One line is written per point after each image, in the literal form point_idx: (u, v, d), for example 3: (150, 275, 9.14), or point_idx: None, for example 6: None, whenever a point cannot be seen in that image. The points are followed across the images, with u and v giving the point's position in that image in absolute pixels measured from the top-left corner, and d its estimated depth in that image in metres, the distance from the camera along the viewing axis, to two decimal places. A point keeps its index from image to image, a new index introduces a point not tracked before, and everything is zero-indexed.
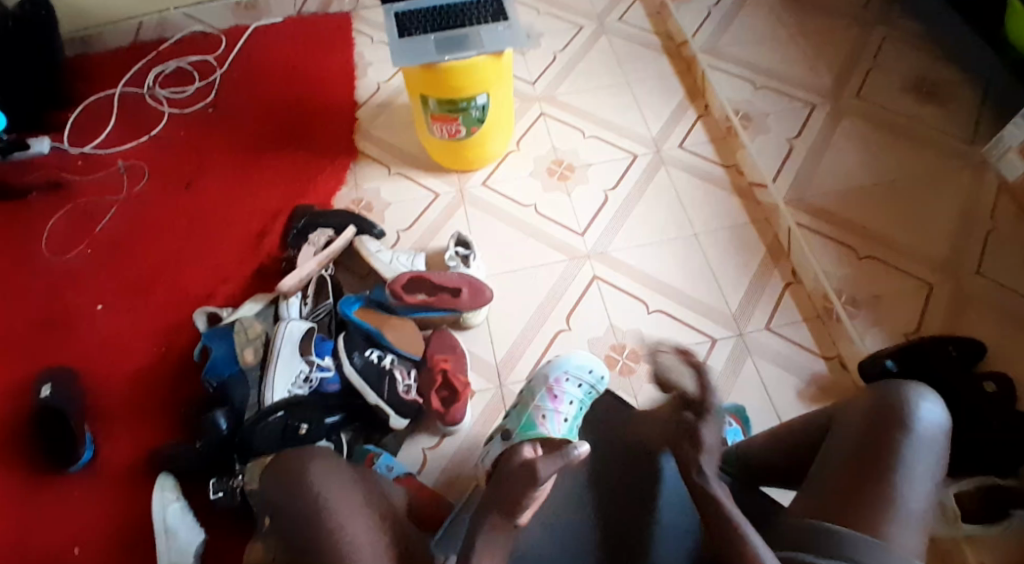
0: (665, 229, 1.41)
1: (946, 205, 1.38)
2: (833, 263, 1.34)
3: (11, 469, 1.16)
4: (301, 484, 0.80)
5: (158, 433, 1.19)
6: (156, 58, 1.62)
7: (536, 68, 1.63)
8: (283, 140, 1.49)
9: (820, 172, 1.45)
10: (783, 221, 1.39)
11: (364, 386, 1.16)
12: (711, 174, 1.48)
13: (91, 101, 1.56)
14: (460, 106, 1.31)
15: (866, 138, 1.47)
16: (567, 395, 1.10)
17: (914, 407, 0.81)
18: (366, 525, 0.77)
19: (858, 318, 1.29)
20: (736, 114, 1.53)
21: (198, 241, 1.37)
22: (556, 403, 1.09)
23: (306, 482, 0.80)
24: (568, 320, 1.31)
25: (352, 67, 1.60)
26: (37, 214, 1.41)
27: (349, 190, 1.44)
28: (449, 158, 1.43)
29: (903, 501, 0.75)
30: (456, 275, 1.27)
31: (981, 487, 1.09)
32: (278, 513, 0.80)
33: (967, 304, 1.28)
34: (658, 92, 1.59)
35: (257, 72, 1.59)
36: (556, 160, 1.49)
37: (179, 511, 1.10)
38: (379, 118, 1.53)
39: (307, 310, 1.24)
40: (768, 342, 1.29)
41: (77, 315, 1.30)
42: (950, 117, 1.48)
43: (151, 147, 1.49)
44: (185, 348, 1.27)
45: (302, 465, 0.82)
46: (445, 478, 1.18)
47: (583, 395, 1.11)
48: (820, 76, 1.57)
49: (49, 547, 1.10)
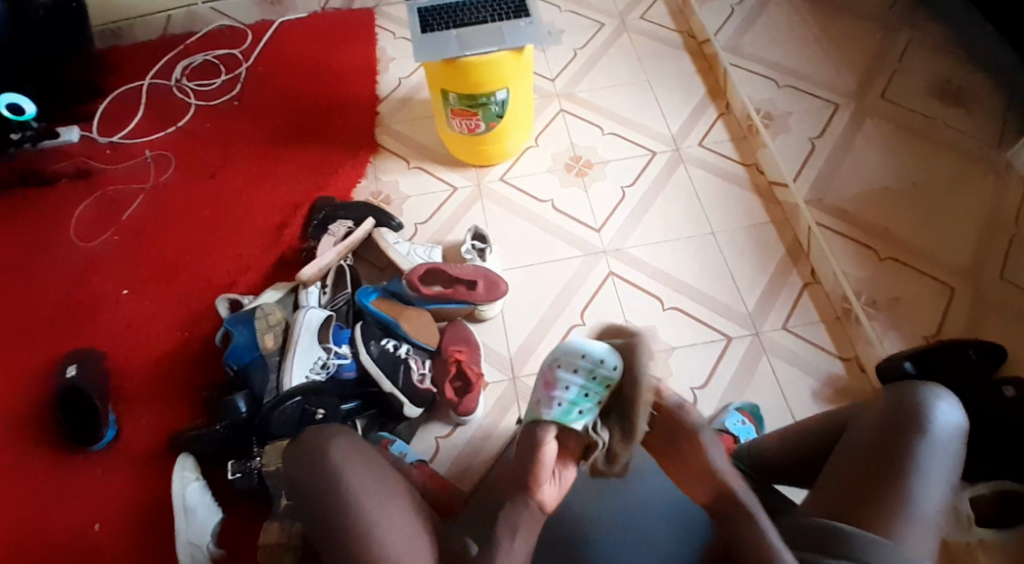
0: (682, 227, 1.41)
1: (970, 208, 1.36)
2: (852, 264, 1.33)
3: (37, 445, 1.21)
4: (320, 459, 0.82)
5: (179, 415, 1.23)
6: (184, 51, 1.66)
7: (556, 65, 1.64)
8: (306, 133, 1.53)
9: (840, 173, 1.44)
10: (803, 221, 1.39)
11: (380, 374, 1.18)
12: (730, 172, 1.48)
13: (120, 92, 1.60)
14: (480, 101, 1.33)
15: (890, 139, 1.46)
16: (564, 381, 0.87)
17: (930, 408, 0.80)
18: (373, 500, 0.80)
19: (877, 319, 1.28)
20: (758, 112, 1.52)
21: (221, 230, 1.41)
22: (550, 391, 0.87)
23: (326, 456, 0.82)
24: (582, 314, 1.32)
25: (375, 63, 1.63)
26: (68, 202, 1.45)
27: (369, 183, 1.46)
28: (468, 153, 1.45)
29: (916, 501, 0.76)
30: (472, 267, 1.29)
31: (997, 491, 1.07)
32: (298, 485, 0.82)
33: (987, 310, 1.26)
34: (679, 91, 1.59)
35: (282, 66, 1.63)
36: (574, 157, 1.50)
37: (199, 489, 1.14)
38: (400, 113, 1.56)
39: (326, 299, 1.27)
40: (782, 342, 1.29)
41: (104, 299, 1.35)
42: (975, 119, 1.46)
43: (178, 138, 1.53)
44: (207, 334, 1.30)
45: (325, 439, 0.84)
46: (457, 468, 1.20)
47: (589, 382, 0.86)
48: (843, 76, 1.56)
49: (74, 520, 1.15)
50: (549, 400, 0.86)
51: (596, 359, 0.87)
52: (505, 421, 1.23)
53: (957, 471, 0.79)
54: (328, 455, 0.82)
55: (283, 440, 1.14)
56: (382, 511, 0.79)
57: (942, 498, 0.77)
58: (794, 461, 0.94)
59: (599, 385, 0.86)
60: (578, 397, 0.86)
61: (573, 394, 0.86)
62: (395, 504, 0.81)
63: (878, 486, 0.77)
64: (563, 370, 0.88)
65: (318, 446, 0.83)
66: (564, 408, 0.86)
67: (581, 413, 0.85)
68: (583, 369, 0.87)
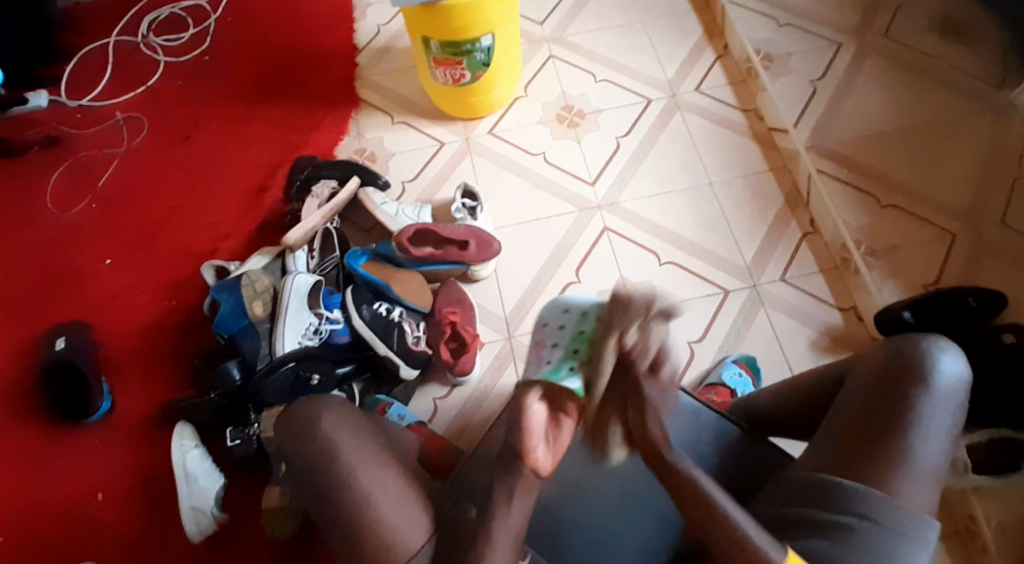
0: (677, 179, 1.37)
1: (975, 149, 1.32)
2: (853, 212, 1.30)
3: (33, 422, 1.20)
4: (311, 431, 0.81)
5: (171, 386, 1.22)
6: (149, 5, 1.58)
7: (544, 8, 1.56)
8: (284, 88, 1.46)
9: (842, 116, 1.39)
10: (803, 169, 1.35)
11: (374, 338, 1.16)
12: (727, 119, 1.43)
13: (86, 52, 1.53)
14: (464, 49, 1.26)
15: (893, 80, 1.40)
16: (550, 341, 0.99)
17: (933, 359, 0.79)
18: None
19: (876, 268, 1.26)
20: (757, 54, 1.45)
21: (201, 194, 1.37)
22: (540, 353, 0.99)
23: (316, 428, 0.81)
24: (577, 272, 1.29)
25: (352, 10, 1.55)
26: (43, 170, 1.41)
27: (352, 140, 1.41)
28: (455, 105, 1.40)
29: (916, 453, 0.75)
30: (462, 227, 1.25)
31: (993, 439, 1.08)
32: (291, 457, 0.82)
33: (988, 255, 1.23)
34: (673, 33, 1.52)
35: (255, 16, 1.55)
36: (565, 107, 1.45)
37: (199, 457, 1.13)
38: (381, 64, 1.49)
39: (314, 264, 1.25)
40: (780, 293, 1.27)
41: (89, 269, 1.32)
42: (984, 53, 1.39)
43: (150, 99, 1.47)
44: (195, 303, 1.28)
45: (315, 411, 0.83)
46: (455, 428, 1.20)
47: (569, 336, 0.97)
48: (845, 13, 1.49)
49: (75, 495, 1.15)
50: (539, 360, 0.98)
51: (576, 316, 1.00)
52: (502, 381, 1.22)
53: (958, 423, 0.78)
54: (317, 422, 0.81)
55: (278, 406, 1.12)
56: (381, 476, 0.78)
57: (942, 448, 0.76)
58: (793, 418, 0.94)
59: (583, 338, 0.95)
60: (567, 353, 0.95)
61: (562, 352, 0.95)
62: (384, 461, 0.81)
63: (878, 437, 0.76)
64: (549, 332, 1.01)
65: (309, 416, 0.82)
66: (555, 367, 0.93)
67: (570, 370, 0.91)
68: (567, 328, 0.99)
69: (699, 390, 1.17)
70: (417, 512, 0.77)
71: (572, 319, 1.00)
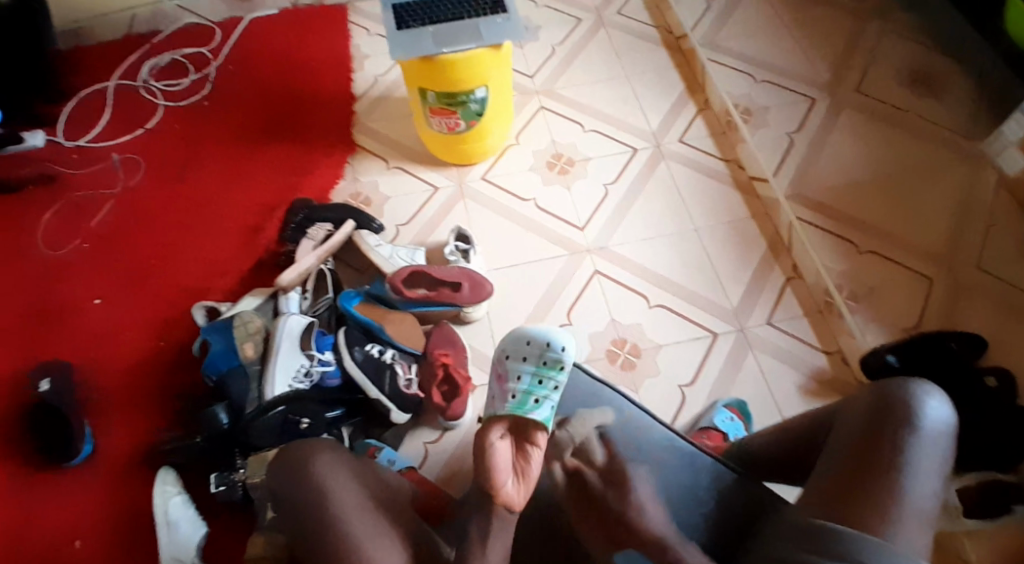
0: (666, 224, 1.41)
1: (946, 200, 1.38)
2: (833, 258, 1.34)
3: (9, 463, 1.16)
4: (306, 470, 0.80)
5: (156, 427, 1.19)
6: (150, 50, 1.60)
7: (534, 62, 1.62)
8: (281, 133, 1.49)
9: (820, 167, 1.44)
10: (784, 217, 1.39)
11: (365, 380, 1.15)
12: (713, 169, 1.48)
13: (85, 94, 1.54)
14: (460, 99, 1.30)
15: (865, 134, 1.47)
16: (513, 372, 0.95)
17: (920, 403, 0.81)
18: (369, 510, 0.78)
19: (858, 314, 1.29)
20: (737, 108, 1.52)
21: (193, 235, 1.37)
22: (502, 384, 0.95)
23: (310, 468, 0.80)
24: (568, 314, 1.31)
25: (349, 60, 1.60)
26: (33, 208, 1.40)
27: (347, 184, 1.43)
28: (448, 152, 1.43)
29: (908, 496, 0.76)
30: (456, 269, 1.27)
31: (981, 482, 1.09)
32: (282, 500, 0.80)
33: (963, 300, 1.27)
34: (659, 87, 1.59)
35: (253, 64, 1.58)
36: (555, 154, 1.49)
37: (181, 504, 1.09)
38: (376, 111, 1.53)
39: (307, 305, 1.25)
40: (768, 336, 1.30)
41: (74, 309, 1.29)
42: (950, 111, 1.47)
43: (147, 141, 1.48)
44: (184, 343, 1.26)
45: (308, 451, 0.82)
46: (446, 472, 1.18)
47: (536, 367, 0.95)
48: (820, 69, 1.57)
49: (49, 541, 1.10)
50: (502, 393, 0.93)
51: (542, 344, 0.97)
52: None
53: (947, 467, 0.79)
54: (311, 467, 0.79)
55: (268, 451, 1.10)
56: (372, 520, 0.77)
57: (933, 492, 0.77)
58: (790, 457, 0.94)
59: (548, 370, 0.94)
60: (530, 384, 0.93)
61: (525, 384, 0.93)
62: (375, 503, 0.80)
63: (870, 481, 0.77)
64: (512, 361, 0.97)
65: (303, 458, 0.80)
66: (520, 400, 0.91)
67: (537, 400, 0.91)
68: (531, 356, 0.96)
69: (692, 434, 1.18)
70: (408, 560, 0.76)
71: (535, 350, 0.97)
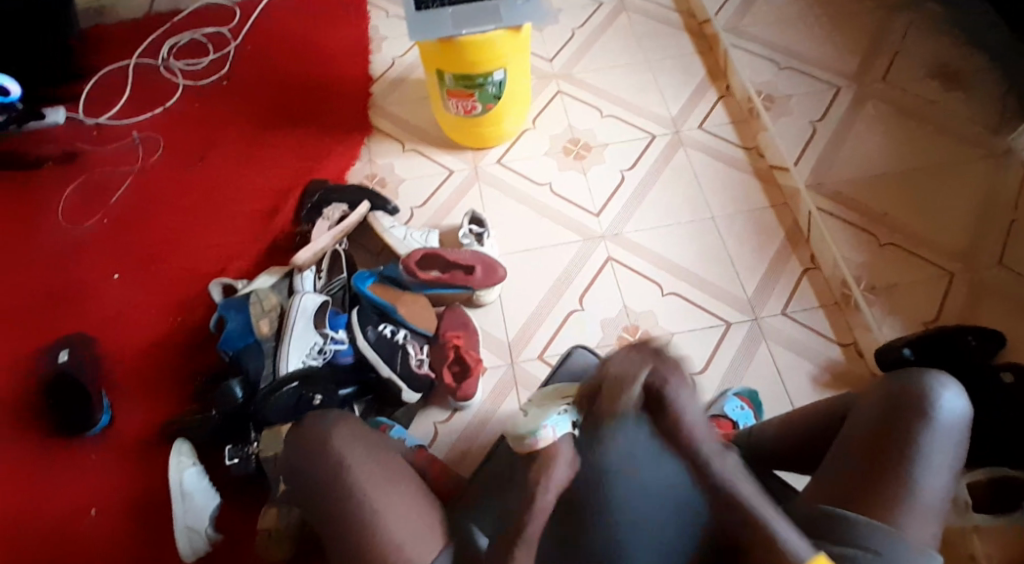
0: (682, 212, 1.40)
1: (971, 193, 1.35)
2: (852, 250, 1.32)
3: (31, 433, 1.20)
4: (321, 443, 0.81)
5: (172, 401, 1.22)
6: (171, 30, 1.62)
7: (553, 46, 1.61)
8: (300, 114, 1.50)
9: (843, 157, 1.42)
10: (803, 206, 1.37)
11: (378, 359, 1.17)
12: (731, 157, 1.46)
13: (107, 72, 1.56)
14: (476, 82, 1.30)
15: (889, 125, 1.44)
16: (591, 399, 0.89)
17: (936, 394, 0.79)
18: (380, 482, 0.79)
19: (876, 305, 1.27)
20: (759, 95, 1.50)
21: (211, 214, 1.39)
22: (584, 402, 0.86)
23: (325, 440, 0.81)
24: (580, 299, 1.31)
25: (367, 42, 1.60)
26: (57, 184, 1.43)
27: (363, 165, 1.44)
28: (464, 135, 1.43)
29: (919, 489, 0.75)
30: (470, 253, 1.27)
31: (993, 478, 1.07)
32: (297, 469, 0.81)
33: (984, 296, 1.26)
34: (678, 73, 1.57)
35: (273, 45, 1.59)
36: (571, 140, 1.48)
37: (196, 475, 1.11)
38: (394, 94, 1.53)
39: (321, 284, 1.25)
40: (782, 328, 1.28)
41: (94, 284, 1.32)
42: (979, 101, 1.44)
43: (167, 119, 1.50)
44: (201, 320, 1.29)
45: (325, 423, 0.83)
46: (455, 453, 1.19)
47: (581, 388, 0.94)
48: (845, 57, 1.54)
49: (68, 509, 1.14)
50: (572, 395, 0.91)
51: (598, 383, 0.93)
52: (502, 407, 1.22)
53: (959, 461, 0.78)
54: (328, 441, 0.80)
55: (282, 426, 1.11)
56: (384, 491, 0.78)
57: (943, 485, 0.76)
58: (800, 447, 0.93)
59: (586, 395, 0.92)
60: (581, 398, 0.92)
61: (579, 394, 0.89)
62: (390, 476, 0.80)
63: (880, 472, 0.77)
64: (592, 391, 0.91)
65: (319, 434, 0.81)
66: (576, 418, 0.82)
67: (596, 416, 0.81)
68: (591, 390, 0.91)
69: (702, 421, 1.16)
70: (415, 536, 0.76)
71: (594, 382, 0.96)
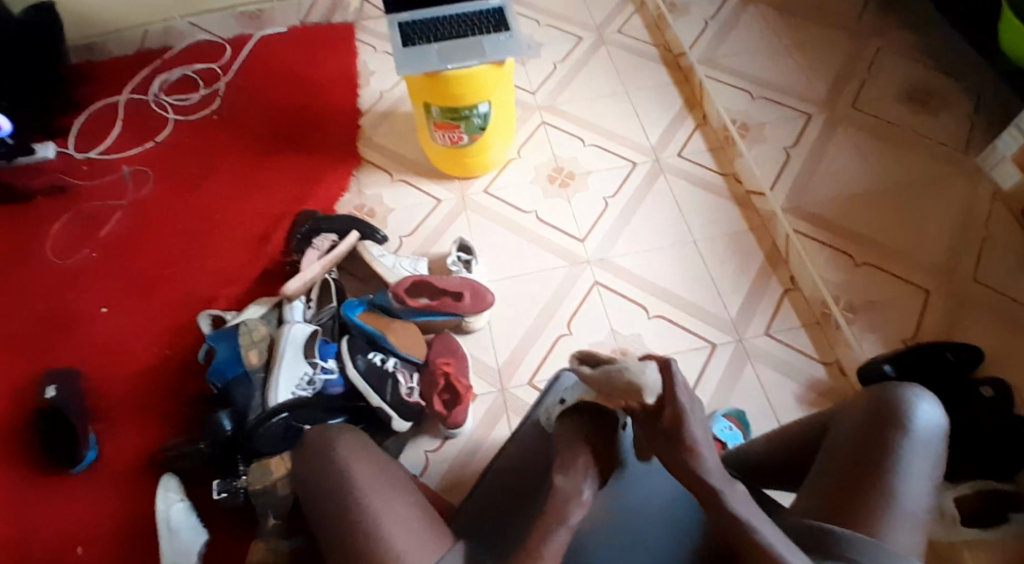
0: (666, 236, 1.43)
1: (942, 212, 1.40)
2: (830, 270, 1.36)
3: (15, 469, 1.17)
4: (328, 459, 0.81)
5: (161, 433, 1.20)
6: (161, 66, 1.64)
7: (536, 78, 1.65)
8: (288, 146, 1.52)
9: (817, 180, 1.47)
10: (781, 228, 1.41)
11: (368, 389, 1.16)
12: (711, 182, 1.50)
13: (96, 106, 1.58)
14: (463, 114, 1.33)
15: (862, 149, 1.49)
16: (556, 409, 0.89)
17: (912, 407, 0.82)
18: (383, 487, 0.79)
19: (856, 324, 1.30)
20: (734, 123, 1.55)
21: (200, 245, 1.39)
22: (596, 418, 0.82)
23: (332, 455, 0.81)
24: (568, 324, 1.32)
25: (355, 76, 1.63)
26: (43, 219, 1.42)
27: (352, 196, 1.46)
28: (450, 164, 1.45)
29: (901, 500, 0.77)
30: (458, 279, 1.28)
31: (981, 491, 1.10)
32: (302, 485, 0.82)
33: (963, 311, 1.29)
34: (658, 102, 1.62)
35: (262, 79, 1.62)
36: (556, 168, 1.51)
37: (183, 510, 1.10)
38: (382, 126, 1.56)
39: (311, 314, 1.26)
40: (767, 348, 1.31)
41: (82, 316, 1.32)
42: (945, 126, 1.50)
43: (156, 153, 1.51)
44: (190, 350, 1.28)
45: (329, 439, 0.83)
46: (446, 481, 1.19)
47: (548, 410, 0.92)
48: (816, 86, 1.60)
49: (52, 546, 1.11)
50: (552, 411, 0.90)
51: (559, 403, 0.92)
52: (494, 433, 1.22)
53: (938, 469, 0.80)
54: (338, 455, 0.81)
55: (270, 458, 1.11)
56: (393, 505, 0.77)
57: (924, 497, 0.78)
58: (785, 458, 0.94)
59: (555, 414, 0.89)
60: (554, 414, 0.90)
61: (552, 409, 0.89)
62: (402, 493, 0.79)
63: (862, 482, 0.78)
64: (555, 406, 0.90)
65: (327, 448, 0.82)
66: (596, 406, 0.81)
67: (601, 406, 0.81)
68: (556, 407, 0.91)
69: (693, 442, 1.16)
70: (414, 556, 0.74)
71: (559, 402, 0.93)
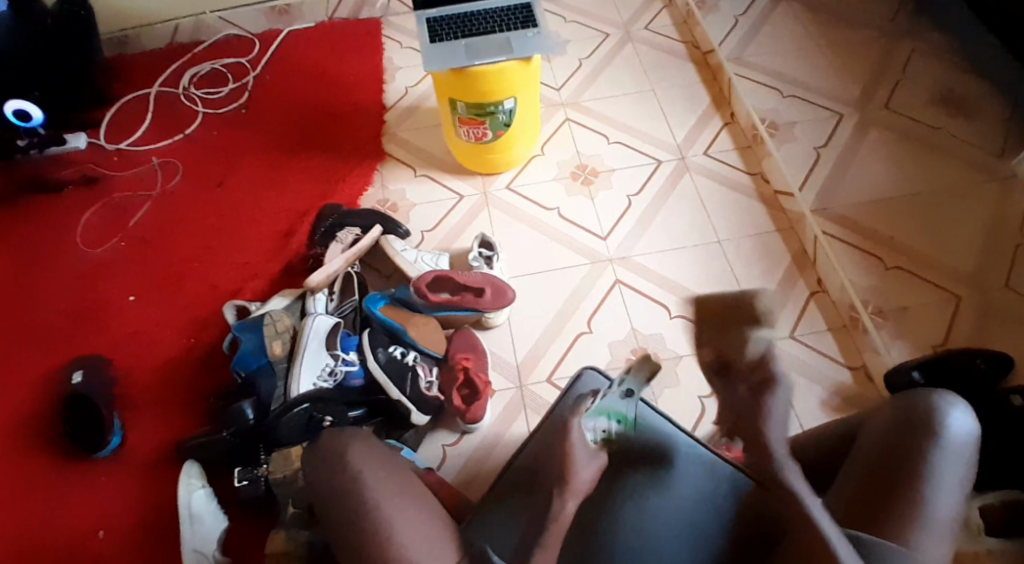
0: (689, 235, 1.41)
1: (976, 217, 1.37)
2: (859, 274, 1.33)
3: (44, 452, 1.21)
4: (338, 465, 0.81)
5: (185, 422, 1.23)
6: (191, 60, 1.67)
7: (562, 76, 1.65)
8: (313, 142, 1.53)
9: (847, 183, 1.44)
10: (809, 230, 1.39)
11: (388, 381, 1.17)
12: (737, 182, 1.49)
13: (127, 99, 1.61)
14: (488, 110, 1.33)
15: (895, 151, 1.46)
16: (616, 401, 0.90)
17: (943, 414, 0.79)
18: (395, 489, 0.80)
19: (884, 329, 1.27)
20: (762, 122, 1.53)
21: (226, 238, 1.41)
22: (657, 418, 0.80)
23: (342, 462, 0.81)
24: (588, 322, 1.32)
25: (382, 71, 1.64)
26: (75, 209, 1.46)
27: (376, 191, 1.47)
28: (475, 161, 1.46)
29: (931, 510, 0.75)
30: (479, 275, 1.28)
31: (1006, 501, 1.05)
32: (312, 489, 0.82)
33: (995, 319, 1.26)
34: (684, 101, 1.60)
35: (291, 75, 1.64)
36: (579, 165, 1.51)
37: (205, 497, 1.12)
38: (406, 121, 1.57)
39: (333, 306, 1.27)
40: (791, 351, 1.29)
41: (111, 306, 1.34)
42: (980, 129, 1.47)
43: (185, 146, 1.54)
44: (214, 341, 1.30)
45: (339, 446, 0.83)
46: (463, 476, 1.19)
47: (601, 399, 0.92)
48: (847, 86, 1.57)
49: (76, 529, 1.14)
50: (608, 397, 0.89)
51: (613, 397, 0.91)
52: (512, 429, 1.22)
53: (970, 481, 0.78)
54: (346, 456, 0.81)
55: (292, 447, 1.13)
56: (406, 510, 0.77)
57: (956, 506, 0.76)
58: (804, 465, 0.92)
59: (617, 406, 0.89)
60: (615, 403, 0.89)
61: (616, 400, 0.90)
62: (411, 496, 0.80)
63: (886, 493, 0.77)
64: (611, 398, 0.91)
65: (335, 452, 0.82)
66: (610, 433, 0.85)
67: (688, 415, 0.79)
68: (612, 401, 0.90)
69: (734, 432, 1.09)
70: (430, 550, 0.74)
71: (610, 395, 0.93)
